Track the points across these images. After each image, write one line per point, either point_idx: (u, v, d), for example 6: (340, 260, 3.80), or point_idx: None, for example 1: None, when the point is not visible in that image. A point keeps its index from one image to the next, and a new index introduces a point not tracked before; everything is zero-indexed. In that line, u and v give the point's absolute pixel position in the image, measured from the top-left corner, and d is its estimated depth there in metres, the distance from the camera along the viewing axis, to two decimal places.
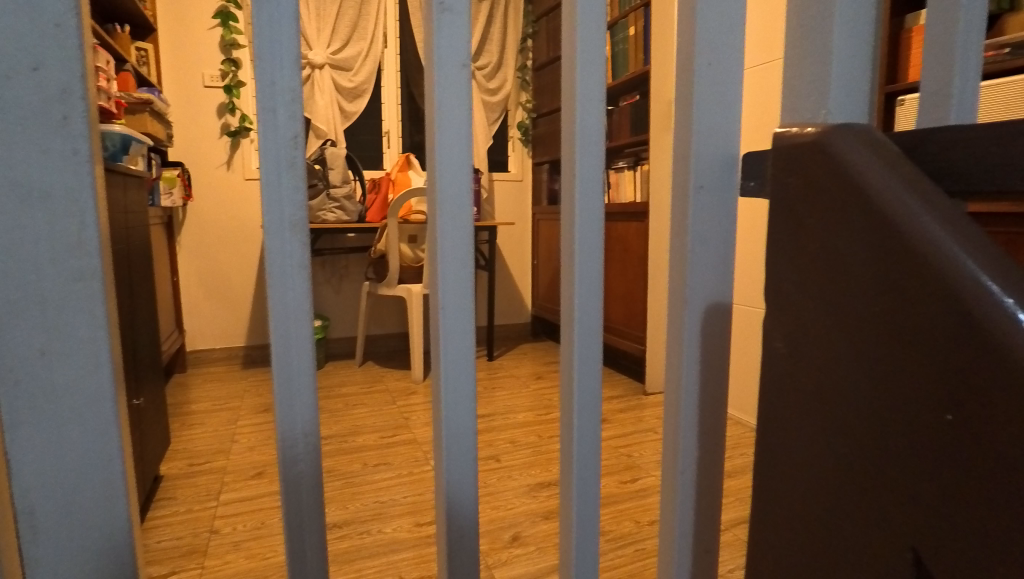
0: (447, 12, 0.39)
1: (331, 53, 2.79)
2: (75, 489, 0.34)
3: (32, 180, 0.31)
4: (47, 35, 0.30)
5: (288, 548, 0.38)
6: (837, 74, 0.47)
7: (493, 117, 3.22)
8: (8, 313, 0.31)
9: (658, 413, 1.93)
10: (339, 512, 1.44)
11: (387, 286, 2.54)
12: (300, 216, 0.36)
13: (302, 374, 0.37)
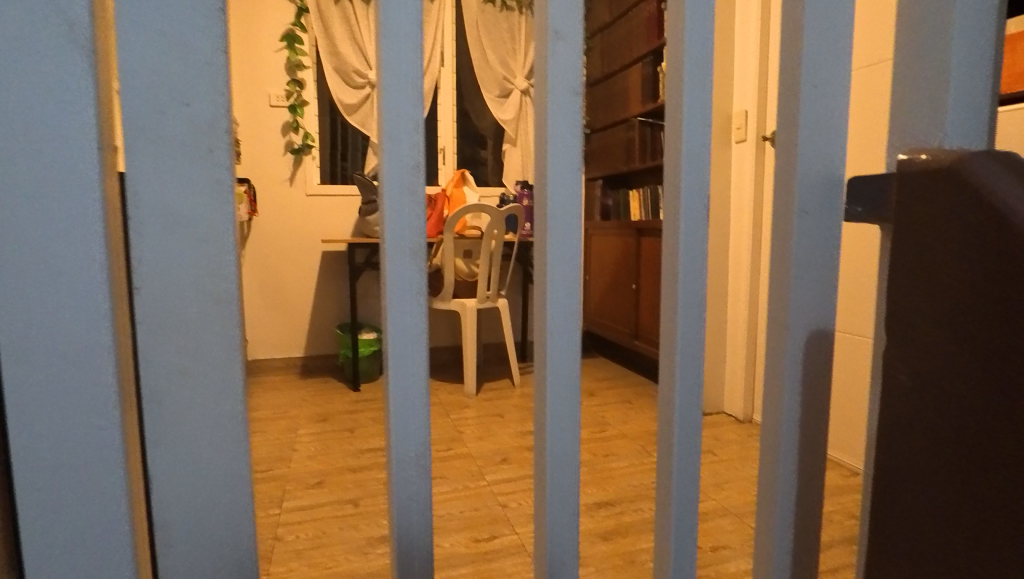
0: (561, 41, 0.40)
1: None
2: (207, 503, 0.35)
3: (180, 209, 0.33)
4: (198, 73, 0.32)
5: (398, 566, 0.39)
6: (957, 94, 0.46)
7: None
8: (155, 333, 0.33)
9: (718, 434, 1.88)
10: None
11: (442, 300, 2.58)
12: (418, 242, 0.37)
13: (416, 396, 0.38)
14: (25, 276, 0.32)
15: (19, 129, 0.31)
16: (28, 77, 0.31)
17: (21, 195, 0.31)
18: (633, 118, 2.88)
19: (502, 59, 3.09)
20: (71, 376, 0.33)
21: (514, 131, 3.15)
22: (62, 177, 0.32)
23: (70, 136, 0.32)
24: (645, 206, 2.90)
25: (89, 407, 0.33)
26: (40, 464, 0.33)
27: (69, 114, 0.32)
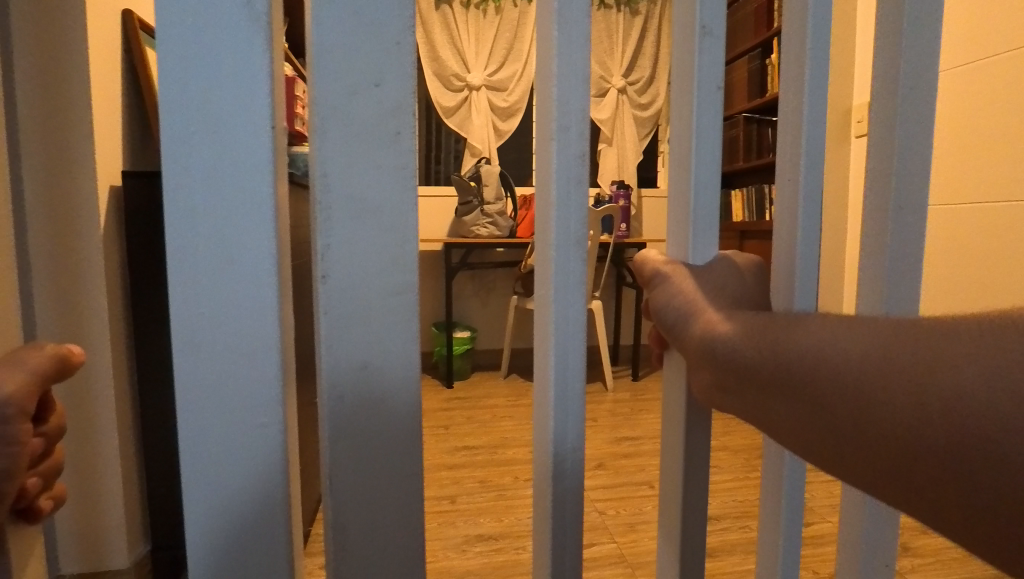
0: (709, 37, 0.47)
1: (488, 75, 2.88)
2: (379, 493, 0.38)
3: (369, 200, 0.35)
4: (391, 54, 0.34)
5: (551, 541, 0.46)
6: None
7: (644, 132, 3.18)
8: (343, 321, 0.35)
9: None
10: (495, 525, 1.46)
11: None
12: (581, 232, 0.42)
13: (573, 363, 0.44)
14: (202, 254, 0.36)
15: (207, 125, 0.35)
16: (215, 77, 0.35)
17: (205, 182, 0.36)
18: (738, 114, 2.80)
19: (599, 59, 3.07)
20: (239, 343, 0.37)
21: (609, 131, 3.12)
22: (237, 166, 0.36)
23: (247, 131, 0.36)
24: (748, 206, 2.78)
25: (255, 376, 0.37)
26: (205, 426, 0.37)
27: (248, 107, 0.35)
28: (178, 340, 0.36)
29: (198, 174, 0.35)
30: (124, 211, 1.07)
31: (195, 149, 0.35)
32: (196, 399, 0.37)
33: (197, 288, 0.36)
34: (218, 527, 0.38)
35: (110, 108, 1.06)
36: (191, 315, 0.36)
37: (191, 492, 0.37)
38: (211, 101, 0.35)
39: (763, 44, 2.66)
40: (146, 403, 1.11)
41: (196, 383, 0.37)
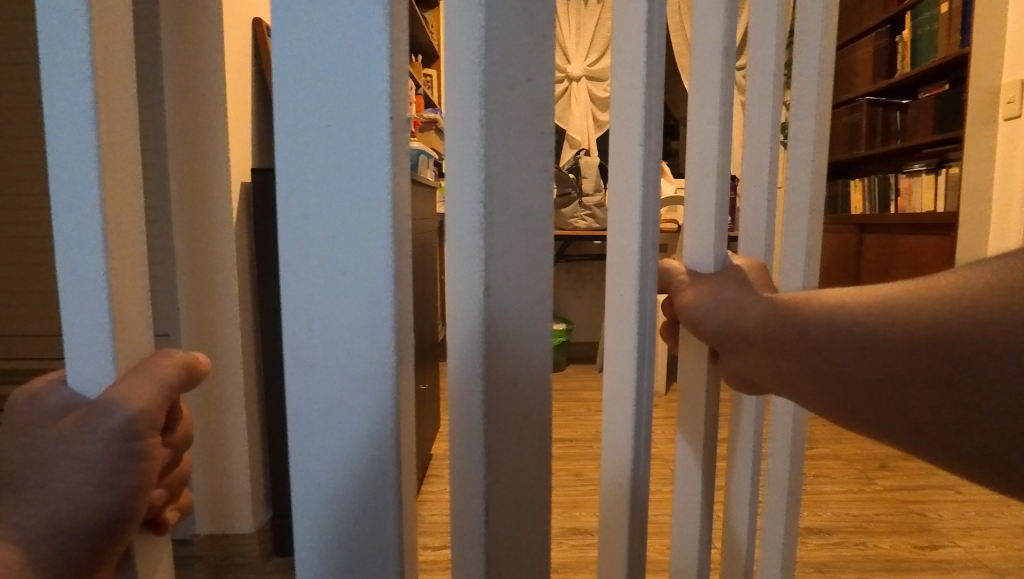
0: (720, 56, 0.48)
1: (588, 65, 2.85)
2: (528, 499, 0.38)
3: (522, 203, 0.35)
4: (542, 53, 0.35)
5: (627, 531, 0.47)
6: None
7: None
8: (500, 324, 0.36)
9: None
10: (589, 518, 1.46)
11: None
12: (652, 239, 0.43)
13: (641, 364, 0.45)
14: (316, 244, 0.29)
15: (325, 77, 0.28)
16: (330, 31, 0.27)
17: (322, 154, 0.28)
18: (860, 98, 2.60)
19: None
20: (355, 359, 0.29)
21: None
22: (354, 132, 0.28)
23: (361, 91, 0.28)
24: (870, 196, 2.60)
25: (363, 409, 0.29)
26: (318, 460, 0.30)
27: (369, 56, 0.27)
28: (290, 353, 0.29)
29: (320, 142, 0.28)
30: (254, 204, 1.16)
31: (309, 111, 0.28)
32: (303, 425, 0.30)
33: (315, 287, 0.29)
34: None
35: (240, 107, 1.15)
36: (303, 320, 0.29)
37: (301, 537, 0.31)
38: (331, 47, 0.27)
39: (893, 19, 2.45)
40: (270, 382, 1.19)
41: (306, 407, 0.29)
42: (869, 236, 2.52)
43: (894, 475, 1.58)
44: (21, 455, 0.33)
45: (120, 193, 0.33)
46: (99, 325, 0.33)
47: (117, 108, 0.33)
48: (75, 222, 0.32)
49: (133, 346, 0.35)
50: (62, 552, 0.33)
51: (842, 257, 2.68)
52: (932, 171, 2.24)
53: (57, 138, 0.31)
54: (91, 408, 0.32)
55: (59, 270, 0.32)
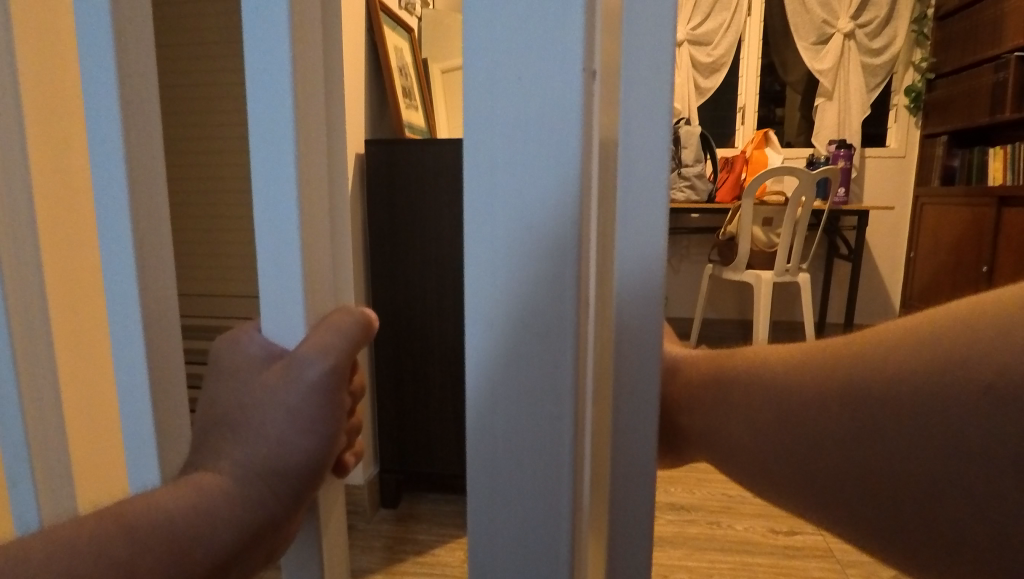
0: None
1: (692, 29, 2.92)
2: None
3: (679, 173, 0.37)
4: None
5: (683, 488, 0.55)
6: None
7: (874, 83, 2.87)
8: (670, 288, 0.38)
9: None
10: (688, 496, 1.54)
11: (735, 270, 2.57)
12: None
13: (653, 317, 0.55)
14: (500, 219, 0.31)
15: (512, 59, 0.30)
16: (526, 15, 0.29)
17: (508, 132, 0.30)
18: (1009, 54, 2.31)
19: (823, 1, 2.82)
20: (532, 321, 0.32)
21: (830, 84, 2.86)
22: (542, 110, 0.30)
23: (553, 70, 0.29)
24: (1012, 167, 2.35)
25: (546, 365, 0.32)
26: (497, 402, 0.33)
27: (557, 34, 0.29)
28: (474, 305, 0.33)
29: (499, 115, 0.30)
30: (369, 175, 1.21)
31: (503, 91, 0.30)
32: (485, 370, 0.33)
33: (489, 256, 0.32)
34: (496, 514, 0.35)
35: (358, 82, 1.20)
36: (487, 284, 0.32)
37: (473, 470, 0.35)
38: (518, 30, 0.29)
39: None
40: (382, 344, 1.26)
41: (488, 358, 0.33)
42: (1011, 211, 2.26)
43: None
44: (235, 399, 0.38)
45: (311, 148, 0.36)
46: (293, 283, 0.37)
47: (310, 66, 0.36)
48: (272, 172, 0.35)
49: (321, 294, 0.38)
50: (276, 487, 0.37)
51: (976, 233, 2.45)
52: None
53: (255, 88, 0.35)
54: (293, 359, 0.36)
55: (256, 221, 0.36)
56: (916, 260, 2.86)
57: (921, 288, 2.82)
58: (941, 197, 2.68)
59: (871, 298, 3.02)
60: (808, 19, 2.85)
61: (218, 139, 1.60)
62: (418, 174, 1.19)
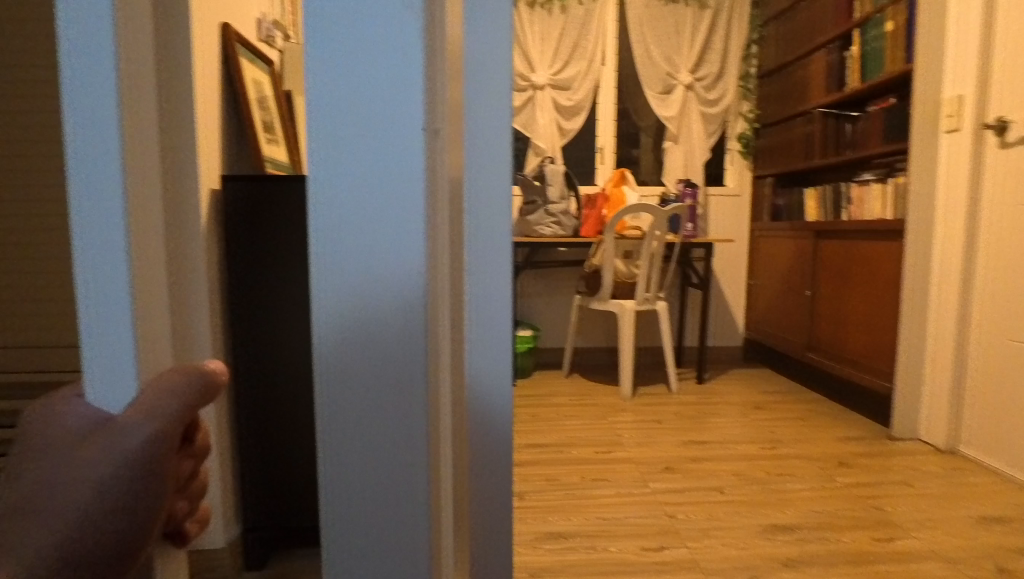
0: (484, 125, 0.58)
1: (553, 74, 3.10)
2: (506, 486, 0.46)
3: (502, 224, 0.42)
4: None
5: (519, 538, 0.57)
6: None
7: (711, 129, 3.22)
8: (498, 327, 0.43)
9: (899, 492, 1.79)
10: (568, 523, 1.58)
11: (601, 300, 2.74)
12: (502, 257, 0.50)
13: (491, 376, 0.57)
14: (350, 268, 0.34)
15: (363, 122, 0.33)
16: (377, 82, 0.33)
17: (356, 187, 0.33)
18: (814, 109, 2.72)
19: (666, 56, 3.14)
20: (384, 362, 0.34)
21: (676, 129, 3.18)
22: (393, 167, 0.33)
23: (400, 131, 0.33)
24: (823, 205, 2.74)
25: (400, 403, 0.34)
26: (345, 434, 0.35)
27: (404, 100, 0.33)
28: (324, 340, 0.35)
29: (344, 161, 0.33)
30: (226, 211, 1.14)
31: (350, 150, 0.33)
32: (336, 405, 0.35)
33: (343, 303, 0.34)
34: (353, 549, 0.35)
35: (212, 114, 1.14)
36: (337, 329, 0.34)
37: (326, 507, 0.35)
38: (370, 94, 0.33)
39: (844, 36, 2.57)
40: (244, 392, 1.18)
41: (337, 400, 0.35)
42: (825, 242, 2.62)
43: (837, 496, 1.76)
44: (42, 476, 0.38)
45: (146, 207, 0.34)
46: (121, 329, 0.33)
47: (139, 97, 0.34)
48: (100, 225, 0.33)
49: (157, 355, 0.36)
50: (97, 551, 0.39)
51: (800, 263, 2.80)
52: (882, 181, 2.37)
53: (76, 144, 0.32)
54: (110, 427, 0.36)
55: (73, 254, 0.33)
56: (754, 287, 3.21)
57: (759, 312, 3.17)
58: (771, 231, 3.05)
59: (719, 322, 3.33)
60: (655, 70, 3.15)
61: (45, 172, 1.43)
62: (280, 212, 1.14)
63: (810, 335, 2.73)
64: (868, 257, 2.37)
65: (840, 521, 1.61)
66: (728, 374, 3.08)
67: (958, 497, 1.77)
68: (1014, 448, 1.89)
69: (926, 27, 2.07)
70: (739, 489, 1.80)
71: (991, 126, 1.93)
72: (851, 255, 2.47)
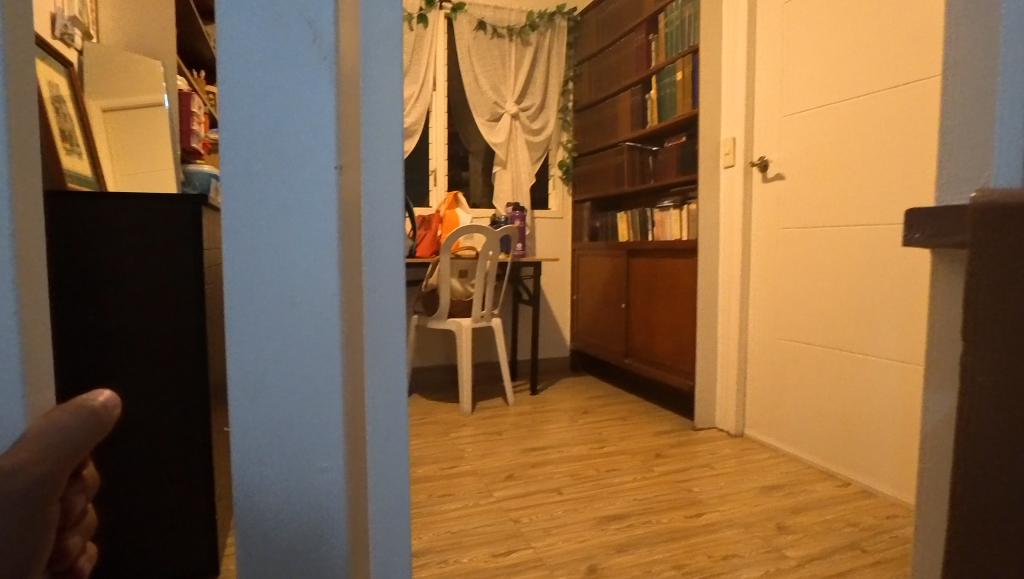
0: None
1: None
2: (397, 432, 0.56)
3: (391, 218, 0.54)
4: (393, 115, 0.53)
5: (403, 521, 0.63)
6: (998, 157, 0.59)
7: (535, 156, 3.47)
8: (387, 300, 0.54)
9: (703, 475, 2.08)
10: (419, 541, 1.59)
11: (439, 319, 2.79)
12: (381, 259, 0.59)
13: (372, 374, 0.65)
14: (268, 242, 0.44)
15: (281, 131, 0.43)
16: (293, 100, 0.43)
17: (273, 180, 0.43)
18: (623, 142, 3.07)
19: (493, 86, 3.33)
20: (299, 317, 0.44)
21: (504, 154, 3.37)
22: (306, 166, 0.44)
23: (314, 139, 0.44)
24: (632, 227, 3.08)
25: (316, 354, 0.45)
26: (257, 386, 0.44)
27: (317, 114, 0.44)
28: (237, 329, 0.44)
29: (264, 162, 0.43)
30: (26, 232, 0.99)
31: (272, 152, 0.43)
32: (246, 378, 0.44)
33: (267, 272, 0.44)
34: (268, 466, 0.45)
35: None
36: (259, 293, 0.44)
37: (247, 438, 0.45)
38: (285, 109, 0.43)
39: (644, 80, 2.95)
40: None
41: (265, 346, 0.44)
42: (636, 260, 2.96)
43: (655, 484, 2.00)
44: None
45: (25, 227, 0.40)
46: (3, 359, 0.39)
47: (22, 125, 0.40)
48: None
49: (37, 372, 0.41)
50: None
51: (615, 279, 3.12)
52: (679, 207, 2.75)
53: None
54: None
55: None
56: (578, 302, 3.49)
57: (583, 325, 3.46)
58: (590, 250, 3.36)
59: (549, 336, 3.57)
60: (483, 99, 3.32)
61: None
62: (94, 233, 1.04)
63: (627, 344, 3.04)
64: (669, 272, 2.73)
65: (660, 506, 1.82)
66: (559, 384, 3.31)
67: (747, 472, 2.10)
68: (786, 429, 2.28)
69: (706, 78, 2.47)
70: (575, 488, 1.95)
71: (757, 164, 2.36)
72: (657, 271, 2.82)
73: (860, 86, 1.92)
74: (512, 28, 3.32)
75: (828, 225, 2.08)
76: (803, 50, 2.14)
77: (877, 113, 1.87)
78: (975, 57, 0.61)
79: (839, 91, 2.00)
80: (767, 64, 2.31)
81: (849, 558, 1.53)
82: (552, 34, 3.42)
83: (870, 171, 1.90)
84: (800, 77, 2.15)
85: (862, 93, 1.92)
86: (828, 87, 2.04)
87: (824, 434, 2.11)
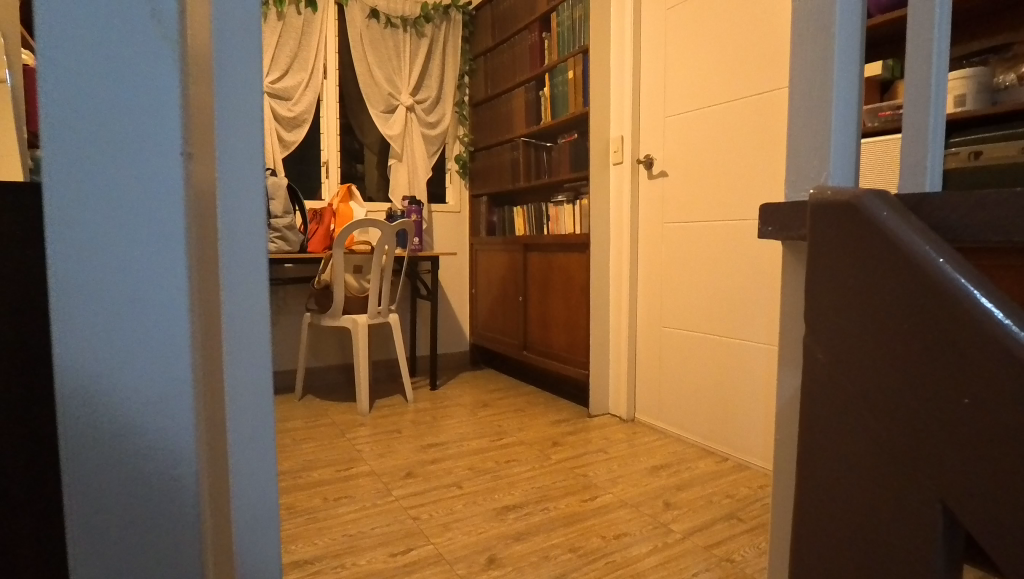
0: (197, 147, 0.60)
1: (270, 82, 2.95)
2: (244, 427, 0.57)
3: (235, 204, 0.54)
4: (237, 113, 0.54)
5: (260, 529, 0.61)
6: (834, 156, 0.63)
7: (432, 150, 3.43)
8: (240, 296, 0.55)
9: (596, 459, 2.17)
10: (312, 548, 1.54)
11: (332, 317, 2.70)
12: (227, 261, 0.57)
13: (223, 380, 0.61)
14: (110, 228, 0.43)
15: (109, 118, 0.43)
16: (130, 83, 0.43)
17: (112, 168, 0.43)
18: (518, 138, 3.12)
19: (387, 76, 3.25)
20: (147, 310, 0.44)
21: (399, 147, 3.29)
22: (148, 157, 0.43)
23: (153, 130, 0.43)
24: (529, 222, 3.14)
25: (167, 342, 0.44)
26: (91, 379, 0.44)
27: (157, 98, 0.43)
28: (75, 332, 0.43)
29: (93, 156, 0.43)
30: None
31: (105, 142, 0.43)
32: (81, 370, 0.44)
33: (112, 265, 0.43)
34: (106, 463, 0.44)
35: None
36: (93, 286, 0.43)
37: (75, 437, 0.44)
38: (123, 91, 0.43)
39: (538, 77, 3.00)
40: None
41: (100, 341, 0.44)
42: (531, 255, 3.03)
43: (551, 472, 2.05)
44: None
45: None
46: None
47: None
48: None
49: None
50: None
51: (512, 273, 3.17)
52: (572, 203, 2.83)
53: None
54: None
55: None
56: (476, 296, 3.52)
57: (481, 320, 3.49)
58: (487, 245, 3.38)
59: (448, 331, 3.56)
60: (377, 89, 3.23)
61: None
62: None
63: (524, 336, 3.10)
64: (561, 266, 2.83)
65: (556, 493, 1.88)
66: (459, 378, 3.33)
67: (636, 455, 2.21)
68: (673, 414, 2.42)
69: (595, 77, 2.56)
70: (474, 481, 1.96)
71: (642, 162, 2.49)
72: (552, 265, 2.90)
73: (731, 91, 2.07)
74: (407, 18, 3.26)
75: (706, 221, 2.22)
76: (684, 56, 2.27)
77: (748, 115, 2.02)
78: (815, 56, 0.64)
79: (713, 95, 2.14)
80: (652, 67, 2.43)
81: (726, 527, 1.66)
82: (447, 26, 3.39)
83: (741, 170, 2.06)
84: (682, 79, 2.29)
85: (735, 98, 2.06)
86: (705, 89, 2.18)
87: (705, 414, 2.27)
